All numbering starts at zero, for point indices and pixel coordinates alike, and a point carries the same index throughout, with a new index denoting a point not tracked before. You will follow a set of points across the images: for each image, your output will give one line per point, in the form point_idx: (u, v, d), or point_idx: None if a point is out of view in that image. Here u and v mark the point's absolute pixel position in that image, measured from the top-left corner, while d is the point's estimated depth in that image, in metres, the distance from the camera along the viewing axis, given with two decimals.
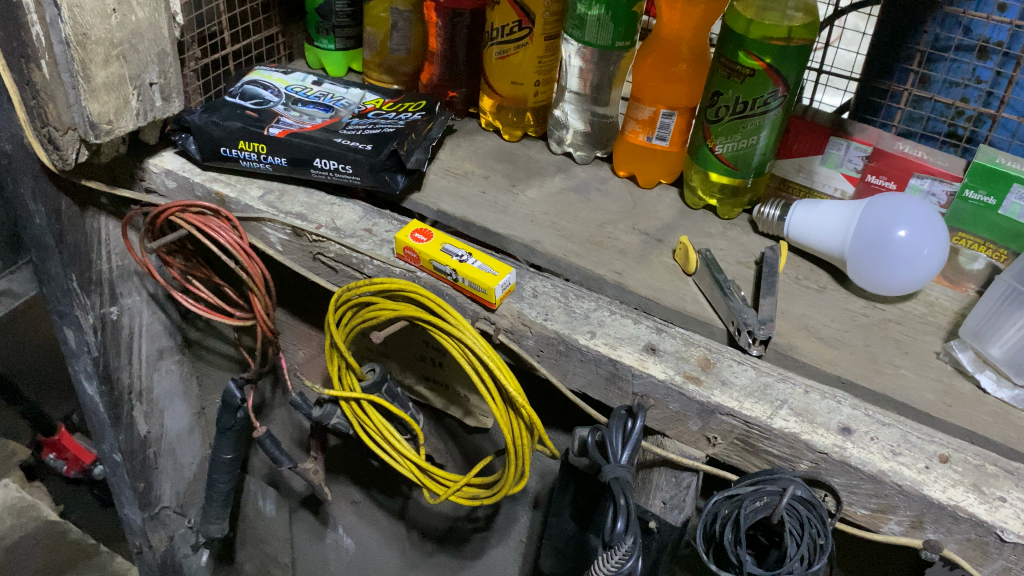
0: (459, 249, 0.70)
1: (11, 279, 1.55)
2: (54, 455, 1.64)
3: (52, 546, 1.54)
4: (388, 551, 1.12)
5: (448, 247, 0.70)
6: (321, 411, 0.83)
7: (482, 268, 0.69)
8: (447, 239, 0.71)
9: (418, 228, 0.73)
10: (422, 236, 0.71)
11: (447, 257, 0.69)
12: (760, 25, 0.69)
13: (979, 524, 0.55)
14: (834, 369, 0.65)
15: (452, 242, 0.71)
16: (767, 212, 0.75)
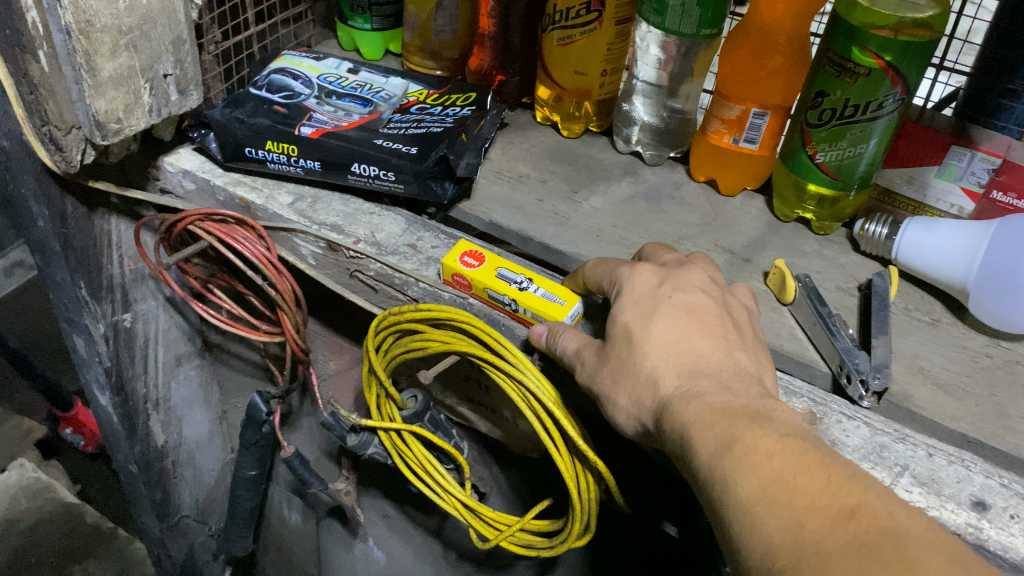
0: (516, 273, 0.60)
1: (21, 253, 1.47)
2: (71, 429, 1.53)
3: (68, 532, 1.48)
4: (422, 568, 1.05)
5: (503, 271, 0.60)
6: (355, 440, 0.74)
7: (547, 297, 0.59)
8: (499, 260, 0.61)
9: (466, 246, 0.63)
10: (472, 258, 0.61)
11: (504, 285, 0.59)
12: (864, 9, 0.58)
13: None
14: (963, 427, 0.56)
15: (505, 263, 0.61)
16: (871, 229, 0.66)
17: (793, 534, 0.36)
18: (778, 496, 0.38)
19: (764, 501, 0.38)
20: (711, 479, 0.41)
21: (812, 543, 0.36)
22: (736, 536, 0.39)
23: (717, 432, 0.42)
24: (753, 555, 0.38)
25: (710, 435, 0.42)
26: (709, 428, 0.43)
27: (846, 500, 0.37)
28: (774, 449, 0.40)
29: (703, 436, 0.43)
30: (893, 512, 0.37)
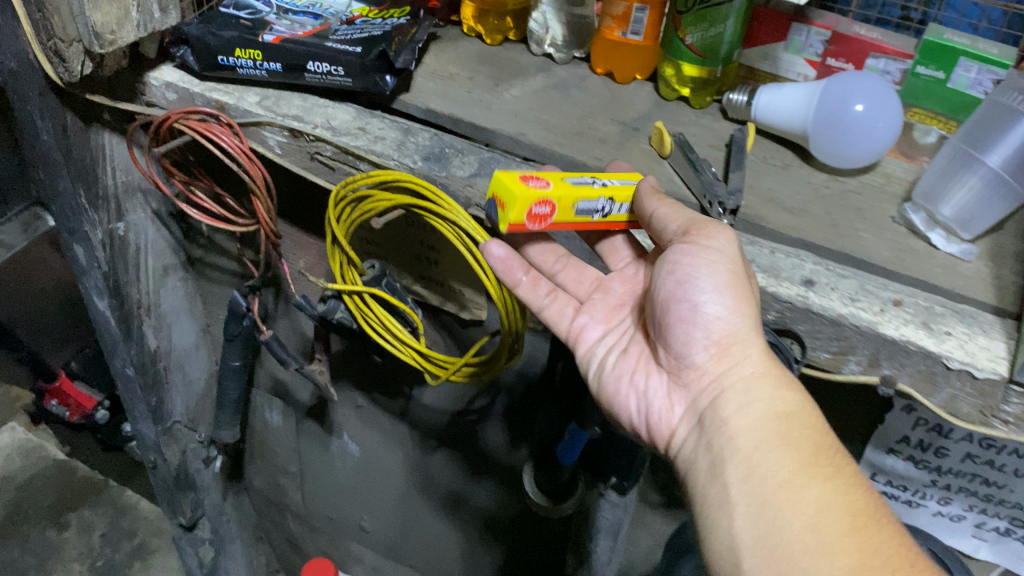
0: (585, 177, 0.66)
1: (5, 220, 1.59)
2: (57, 401, 1.80)
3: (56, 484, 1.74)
4: (392, 453, 1.18)
5: (574, 180, 0.65)
6: (325, 307, 0.88)
7: (625, 184, 0.68)
8: (549, 176, 0.65)
9: (518, 179, 0.62)
10: (542, 182, 0.63)
11: (593, 189, 0.65)
12: None
13: (928, 356, 0.62)
14: (801, 233, 0.70)
15: (561, 175, 0.65)
16: (735, 98, 0.80)
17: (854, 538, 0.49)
18: (825, 514, 0.51)
19: (840, 502, 0.51)
20: (765, 460, 0.55)
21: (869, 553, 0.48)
22: (757, 520, 0.52)
23: (800, 436, 0.56)
24: (785, 535, 0.51)
25: (790, 428, 0.56)
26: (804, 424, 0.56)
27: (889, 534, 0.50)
28: (838, 476, 0.53)
29: (772, 421, 0.57)
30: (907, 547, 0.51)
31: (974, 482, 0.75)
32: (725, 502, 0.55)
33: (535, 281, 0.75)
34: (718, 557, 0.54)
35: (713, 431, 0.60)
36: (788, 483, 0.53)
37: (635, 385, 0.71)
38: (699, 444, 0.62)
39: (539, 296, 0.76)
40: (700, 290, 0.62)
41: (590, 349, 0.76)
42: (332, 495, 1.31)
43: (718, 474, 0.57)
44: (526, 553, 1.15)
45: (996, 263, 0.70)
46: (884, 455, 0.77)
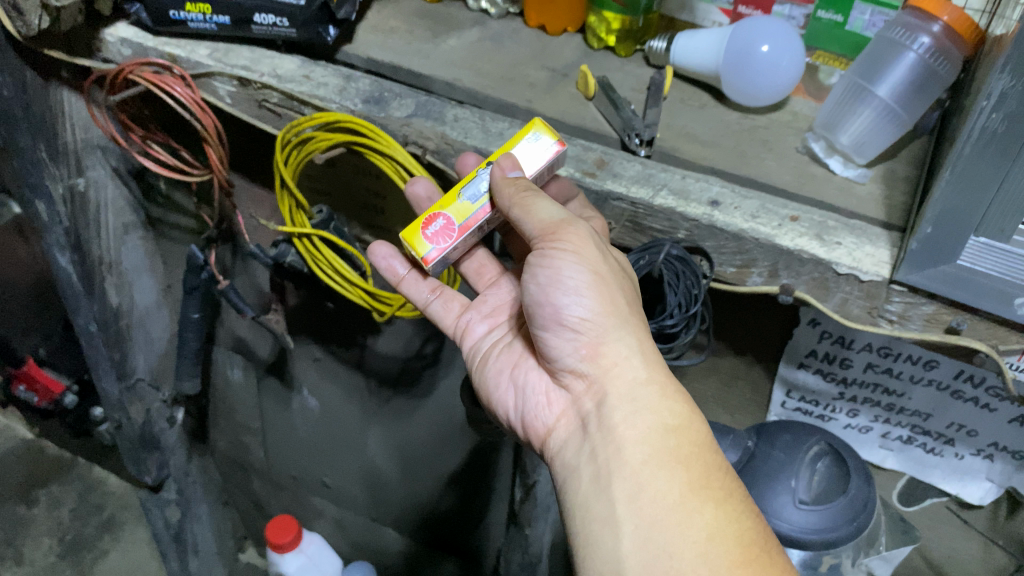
0: (480, 180, 0.73)
1: None
2: (25, 386, 1.70)
3: (30, 462, 1.91)
4: (349, 404, 1.23)
5: (470, 195, 0.73)
6: (276, 251, 0.93)
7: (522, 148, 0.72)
8: (446, 201, 0.74)
9: (421, 235, 0.73)
10: (442, 223, 0.73)
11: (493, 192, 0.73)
12: None
13: (819, 263, 0.68)
14: (710, 161, 0.77)
15: (458, 192, 0.74)
16: (655, 45, 0.86)
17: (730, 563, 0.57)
18: (712, 543, 0.57)
19: (711, 522, 0.59)
20: (654, 482, 0.62)
21: None
22: (641, 545, 0.59)
23: (688, 456, 0.63)
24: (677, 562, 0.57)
25: (679, 446, 0.63)
26: (681, 442, 0.63)
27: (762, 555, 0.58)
28: (723, 501, 0.60)
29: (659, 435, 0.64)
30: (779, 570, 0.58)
31: (876, 392, 0.82)
32: (610, 518, 0.62)
33: (421, 279, 0.89)
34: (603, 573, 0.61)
35: (598, 440, 0.67)
36: (676, 508, 0.60)
37: (515, 384, 0.82)
38: (583, 447, 0.69)
39: (424, 292, 0.89)
40: (563, 291, 0.68)
41: (476, 342, 0.89)
42: (293, 451, 1.35)
43: (604, 488, 0.64)
44: (479, 496, 1.20)
45: (888, 186, 0.76)
46: (795, 370, 0.84)
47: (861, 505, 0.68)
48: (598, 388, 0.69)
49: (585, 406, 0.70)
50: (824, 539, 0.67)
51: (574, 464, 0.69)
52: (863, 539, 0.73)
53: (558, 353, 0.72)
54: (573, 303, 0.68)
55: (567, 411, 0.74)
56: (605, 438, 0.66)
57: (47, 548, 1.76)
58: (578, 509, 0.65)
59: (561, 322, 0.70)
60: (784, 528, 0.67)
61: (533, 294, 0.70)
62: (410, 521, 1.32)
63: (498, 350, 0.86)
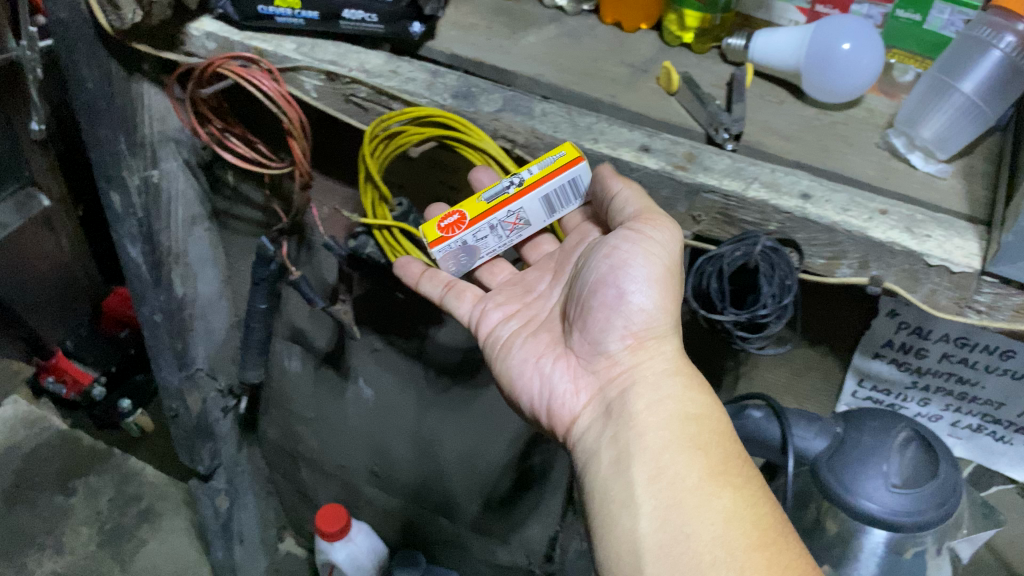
0: (502, 184, 0.80)
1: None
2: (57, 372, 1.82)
3: (68, 452, 1.91)
4: (405, 393, 1.25)
5: (487, 197, 0.81)
6: (355, 242, 0.96)
7: (544, 165, 0.78)
8: (467, 203, 0.82)
9: (433, 228, 0.83)
10: (453, 219, 0.82)
11: (506, 197, 0.79)
12: None
13: (911, 255, 0.71)
14: (796, 156, 0.79)
15: (478, 198, 0.81)
16: (733, 42, 0.88)
17: (753, 547, 0.62)
18: (731, 526, 0.64)
19: (729, 506, 0.65)
20: (675, 465, 0.69)
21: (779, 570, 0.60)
22: (664, 524, 0.65)
23: (708, 445, 0.70)
24: (697, 538, 0.64)
25: (701, 435, 0.71)
26: (697, 433, 0.71)
27: (781, 540, 0.63)
28: (740, 486, 0.67)
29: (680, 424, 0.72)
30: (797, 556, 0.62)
31: (950, 381, 0.84)
32: (630, 498, 0.69)
33: (436, 275, 0.94)
34: (621, 547, 0.68)
35: (622, 424, 0.75)
36: (696, 491, 0.67)
37: (540, 371, 0.87)
38: (606, 430, 0.77)
39: (438, 288, 0.94)
40: (632, 279, 0.78)
41: (493, 330, 0.94)
42: (344, 441, 1.37)
43: (625, 470, 0.72)
44: (534, 485, 1.22)
45: (968, 181, 0.78)
46: (870, 360, 0.86)
47: (949, 488, 0.70)
48: (630, 376, 0.79)
49: (612, 393, 0.80)
50: (917, 521, 0.69)
51: (595, 445, 0.77)
52: (947, 530, 0.77)
53: (602, 335, 0.81)
54: (638, 293, 0.78)
55: (592, 399, 0.82)
56: (630, 422, 0.75)
57: (86, 538, 1.77)
58: (599, 488, 0.73)
59: (619, 308, 0.79)
60: (876, 510, 0.69)
61: (599, 278, 0.80)
62: (461, 510, 1.33)
63: (516, 339, 0.91)
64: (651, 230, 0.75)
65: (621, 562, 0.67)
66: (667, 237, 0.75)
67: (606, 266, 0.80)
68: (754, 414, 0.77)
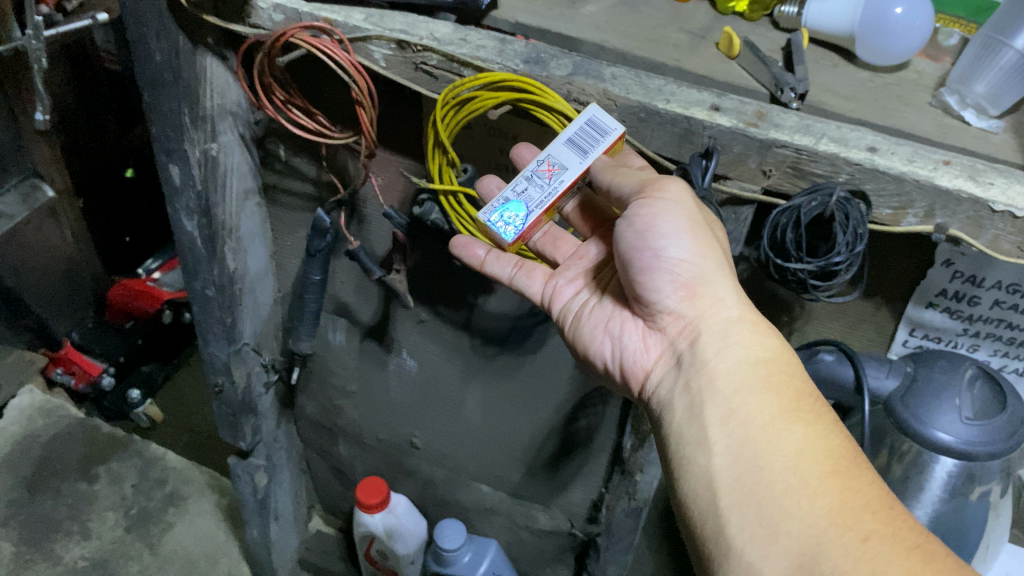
0: None
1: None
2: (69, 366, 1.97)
3: (87, 441, 1.86)
4: (449, 363, 1.27)
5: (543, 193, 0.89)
6: (421, 209, 0.98)
7: None
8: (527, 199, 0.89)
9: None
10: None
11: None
12: None
13: (976, 202, 0.74)
14: (858, 114, 0.83)
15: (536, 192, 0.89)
16: (786, 10, 0.92)
17: (827, 476, 0.64)
18: (803, 456, 0.66)
19: (804, 443, 0.67)
20: (747, 405, 0.71)
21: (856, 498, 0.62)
22: (737, 460, 0.68)
23: (778, 386, 0.72)
24: (770, 471, 0.66)
25: (770, 376, 0.73)
26: (767, 376, 0.73)
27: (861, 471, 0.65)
28: (813, 422, 0.69)
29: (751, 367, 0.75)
30: (874, 485, 0.64)
31: (999, 327, 0.89)
32: (704, 439, 0.71)
33: (503, 256, 0.98)
34: (697, 486, 0.70)
35: (694, 372, 0.78)
36: (769, 427, 0.69)
37: (610, 334, 0.92)
38: (678, 381, 0.79)
39: (508, 267, 0.99)
40: (661, 236, 0.78)
41: (566, 306, 0.99)
42: (386, 412, 1.40)
43: (699, 414, 0.74)
44: (579, 448, 1.25)
45: (1019, 134, 0.83)
46: (923, 310, 0.90)
47: (1018, 421, 0.76)
48: (695, 326, 0.80)
49: (680, 344, 0.82)
50: (989, 450, 0.75)
51: (670, 395, 0.79)
52: (1008, 471, 0.82)
53: (654, 294, 0.83)
54: (672, 246, 0.79)
55: (662, 354, 0.85)
56: (701, 370, 0.77)
57: (113, 523, 1.75)
58: (674, 436, 0.75)
59: (661, 266, 0.80)
60: (951, 442, 0.76)
61: (632, 246, 0.82)
62: (503, 477, 1.38)
63: (590, 306, 0.96)
64: (659, 193, 0.78)
65: (697, 501, 0.69)
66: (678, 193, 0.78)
67: (633, 233, 0.81)
68: (826, 357, 0.83)
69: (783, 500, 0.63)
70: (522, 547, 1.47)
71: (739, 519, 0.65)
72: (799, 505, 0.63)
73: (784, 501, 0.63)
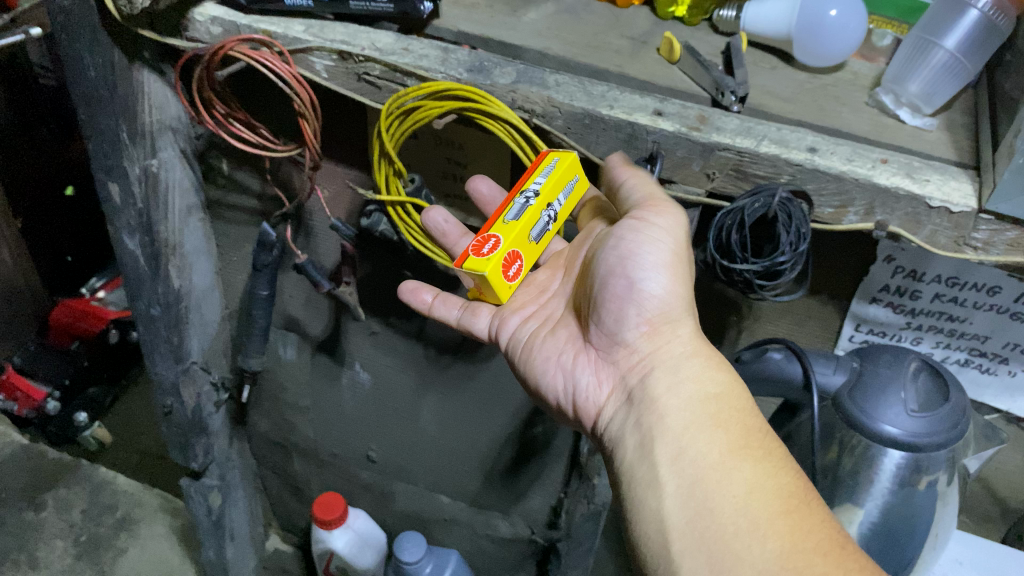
0: (541, 218, 0.84)
1: None
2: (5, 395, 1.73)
3: (33, 467, 1.82)
4: (403, 375, 1.26)
5: (513, 216, 0.82)
6: (369, 220, 0.97)
7: (567, 191, 0.85)
8: (520, 242, 0.82)
9: (504, 282, 0.83)
10: (517, 267, 0.84)
11: (534, 210, 0.82)
12: None
13: (914, 199, 0.76)
14: (797, 116, 0.84)
15: (521, 226, 0.81)
16: (724, 13, 0.93)
17: (778, 517, 0.62)
18: (753, 496, 0.64)
19: (757, 483, 0.65)
20: (697, 443, 0.70)
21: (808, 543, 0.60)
22: (688, 503, 0.66)
23: (728, 422, 0.71)
24: (720, 512, 0.64)
25: (720, 412, 0.72)
26: (718, 412, 0.72)
27: (813, 514, 0.63)
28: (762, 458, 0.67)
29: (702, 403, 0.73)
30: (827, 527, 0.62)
31: (941, 319, 0.91)
32: (654, 479, 0.70)
33: (449, 298, 0.99)
34: (650, 530, 0.68)
35: (645, 409, 0.77)
36: (719, 466, 0.67)
37: (562, 368, 0.90)
38: (629, 417, 0.79)
39: (453, 309, 0.99)
40: (641, 268, 0.80)
41: (512, 335, 0.96)
42: (340, 426, 1.38)
43: (650, 453, 0.73)
44: (536, 455, 1.25)
45: (952, 131, 0.85)
46: (867, 305, 0.92)
47: (960, 411, 0.79)
48: (649, 361, 0.81)
49: (632, 380, 0.81)
50: (933, 440, 0.77)
51: (621, 432, 0.79)
52: (955, 461, 0.83)
53: (616, 330, 0.83)
54: (649, 280, 0.80)
55: (614, 389, 0.84)
56: (652, 407, 0.76)
57: (61, 551, 1.70)
58: (626, 475, 0.74)
59: (631, 296, 0.81)
60: (898, 434, 0.77)
61: (609, 271, 0.83)
62: (461, 487, 1.37)
63: (539, 339, 0.94)
64: (654, 217, 0.78)
65: (650, 546, 0.67)
66: (668, 222, 0.78)
67: (615, 258, 0.82)
68: (775, 355, 0.84)
69: (734, 544, 0.61)
70: (483, 556, 1.46)
71: (691, 566, 0.63)
72: (750, 548, 0.61)
73: (735, 545, 0.61)
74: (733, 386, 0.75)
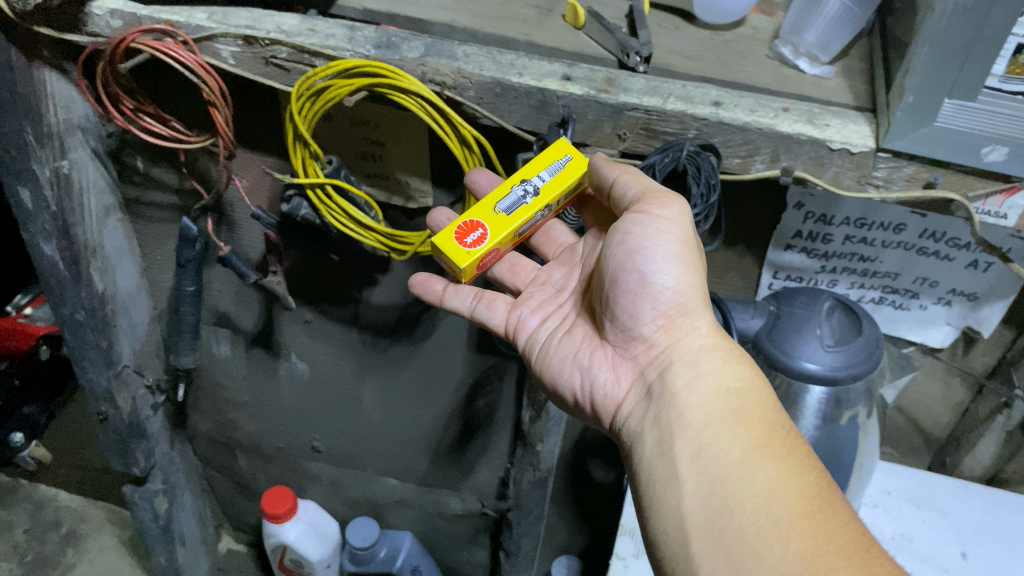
0: (515, 194, 0.84)
1: None
2: None
3: None
4: (341, 361, 1.26)
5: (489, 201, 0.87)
6: (289, 206, 0.96)
7: (555, 171, 0.84)
8: (482, 211, 0.86)
9: (455, 243, 0.85)
10: (478, 236, 0.85)
11: (528, 207, 0.84)
12: None
13: (815, 143, 0.79)
14: (701, 72, 0.87)
15: (487, 202, 0.86)
16: None
17: (803, 521, 0.62)
18: (776, 496, 0.63)
19: (782, 483, 0.64)
20: (718, 439, 0.69)
21: (830, 545, 0.60)
22: (709, 500, 0.65)
23: (750, 418, 0.70)
24: (743, 510, 0.63)
25: (742, 409, 0.71)
26: (739, 409, 0.71)
27: (837, 518, 0.63)
28: (785, 458, 0.66)
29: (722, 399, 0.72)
30: (851, 533, 0.62)
31: (853, 260, 0.95)
32: (674, 476, 0.69)
33: (461, 289, 0.96)
34: (666, 524, 0.67)
35: (664, 405, 0.75)
36: (741, 464, 0.66)
37: (579, 365, 0.89)
38: (648, 412, 0.77)
39: (466, 299, 0.96)
40: (650, 260, 0.78)
41: (527, 335, 0.96)
42: (284, 419, 1.38)
43: (668, 449, 0.72)
44: (480, 429, 1.27)
45: (849, 78, 0.88)
46: (783, 252, 0.96)
47: (874, 343, 0.82)
48: (667, 354, 0.79)
49: (652, 374, 0.80)
50: (851, 373, 0.80)
51: (640, 428, 0.77)
52: (872, 394, 0.88)
53: (633, 321, 0.82)
54: (660, 272, 0.79)
55: (632, 385, 0.83)
56: (670, 403, 0.75)
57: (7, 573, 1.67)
58: (643, 471, 0.73)
59: (643, 290, 0.80)
60: (818, 369, 0.80)
61: (619, 266, 0.80)
62: (409, 468, 1.38)
63: (552, 339, 0.93)
64: (659, 209, 0.76)
65: (665, 541, 0.67)
66: (673, 212, 0.76)
67: (623, 251, 0.80)
68: None
69: (755, 544, 0.61)
70: (437, 535, 1.48)
71: (711, 564, 0.62)
72: (772, 549, 0.60)
73: (757, 545, 0.61)
74: (754, 380, 0.74)
